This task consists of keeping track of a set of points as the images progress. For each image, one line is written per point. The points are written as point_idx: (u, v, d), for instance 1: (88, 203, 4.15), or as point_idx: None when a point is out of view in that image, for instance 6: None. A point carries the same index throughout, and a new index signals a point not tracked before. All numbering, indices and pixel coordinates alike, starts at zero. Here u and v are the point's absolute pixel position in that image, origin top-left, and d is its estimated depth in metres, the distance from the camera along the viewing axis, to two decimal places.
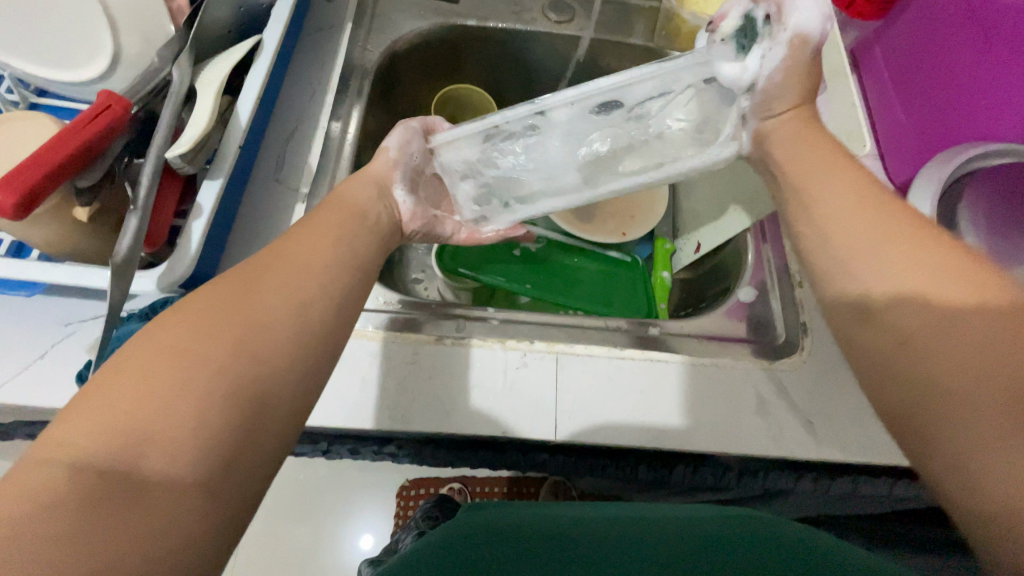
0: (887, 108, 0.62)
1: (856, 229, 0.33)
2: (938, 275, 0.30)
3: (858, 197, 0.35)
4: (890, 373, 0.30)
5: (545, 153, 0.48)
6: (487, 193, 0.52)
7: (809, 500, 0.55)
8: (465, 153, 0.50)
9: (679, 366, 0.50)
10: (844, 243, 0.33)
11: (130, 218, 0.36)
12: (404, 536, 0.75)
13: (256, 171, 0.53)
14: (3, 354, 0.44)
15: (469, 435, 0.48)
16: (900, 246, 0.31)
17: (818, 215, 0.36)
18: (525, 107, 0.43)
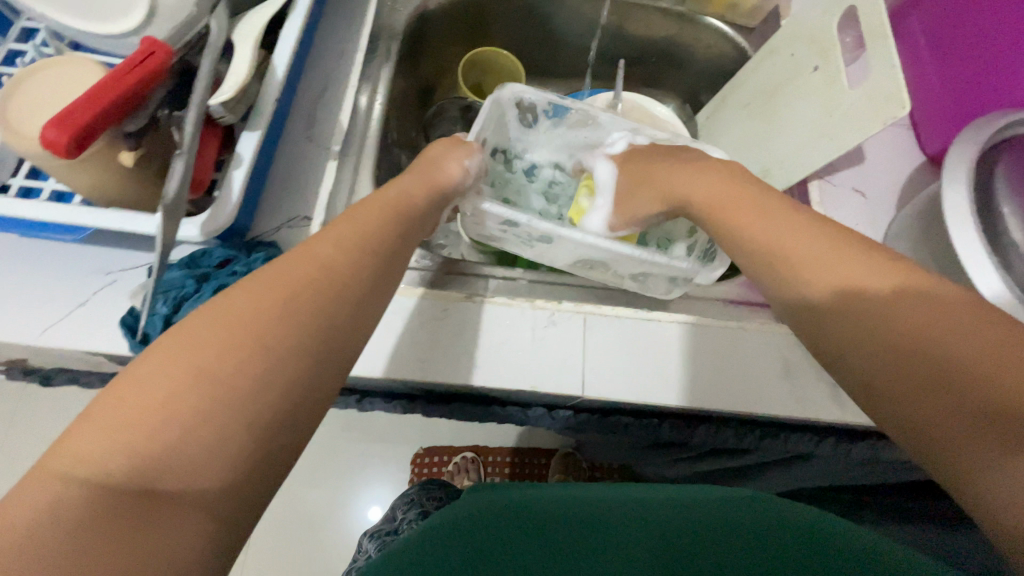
0: (920, 73, 0.60)
1: (822, 255, 0.34)
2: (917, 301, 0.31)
3: (801, 229, 0.36)
4: (883, 397, 0.30)
5: (552, 252, 0.52)
6: (494, 238, 0.54)
7: (827, 465, 0.56)
8: (487, 221, 0.51)
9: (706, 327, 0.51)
10: (815, 271, 0.34)
11: (176, 161, 0.37)
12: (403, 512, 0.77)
13: (288, 128, 0.53)
14: (50, 300, 0.45)
15: (498, 389, 0.49)
16: (857, 267, 0.33)
17: (774, 250, 0.36)
18: (551, 226, 0.48)
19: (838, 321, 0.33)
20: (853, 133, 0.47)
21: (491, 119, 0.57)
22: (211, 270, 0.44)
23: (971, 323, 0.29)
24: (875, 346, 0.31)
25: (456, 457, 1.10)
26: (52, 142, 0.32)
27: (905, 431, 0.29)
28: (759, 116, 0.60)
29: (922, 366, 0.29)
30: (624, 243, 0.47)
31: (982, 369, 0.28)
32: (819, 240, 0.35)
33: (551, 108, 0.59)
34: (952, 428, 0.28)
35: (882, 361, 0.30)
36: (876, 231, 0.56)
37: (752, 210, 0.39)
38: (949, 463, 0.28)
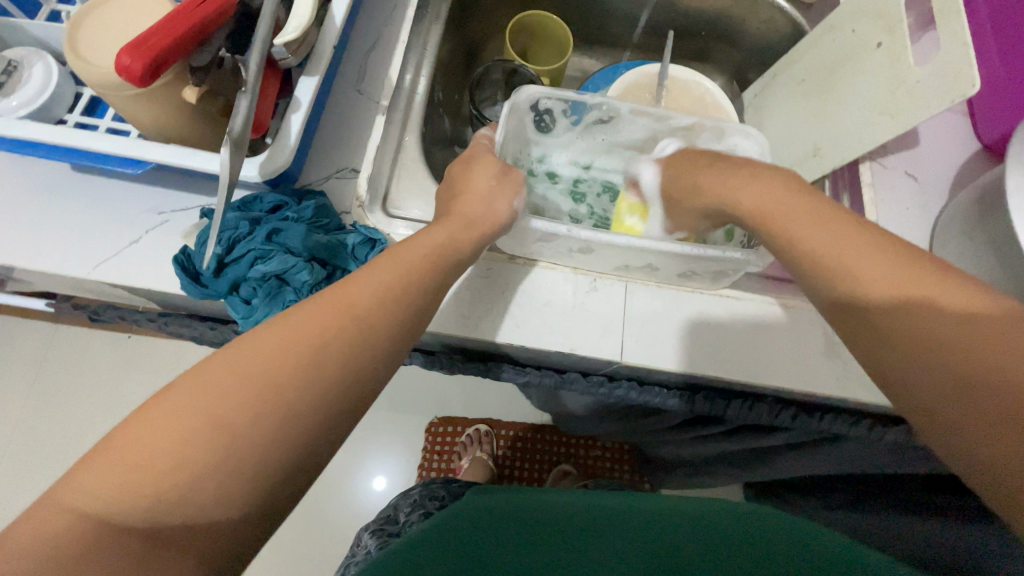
0: (981, 53, 0.58)
1: (887, 273, 0.32)
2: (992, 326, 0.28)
3: (862, 237, 0.34)
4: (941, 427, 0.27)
5: (596, 257, 0.49)
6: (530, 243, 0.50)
7: (860, 449, 0.55)
8: (528, 230, 0.48)
9: (750, 303, 0.51)
10: (877, 291, 0.31)
11: (242, 98, 0.37)
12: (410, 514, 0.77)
13: (339, 81, 0.53)
14: (104, 235, 0.46)
15: (536, 349, 0.49)
16: (928, 286, 0.30)
17: (836, 256, 0.34)
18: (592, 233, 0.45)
19: (875, 334, 0.31)
20: (916, 111, 0.46)
21: (511, 123, 0.56)
22: (263, 214, 0.44)
23: (1013, 336, 0.27)
24: (912, 358, 0.29)
25: (469, 429, 1.14)
26: (126, 68, 0.32)
27: (957, 453, 0.27)
28: (813, 95, 0.59)
29: (967, 381, 0.27)
30: (672, 244, 0.44)
31: None
32: (853, 245, 0.33)
33: (568, 108, 0.59)
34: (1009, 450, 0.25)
35: (921, 376, 0.28)
36: (926, 216, 0.55)
37: (790, 212, 0.37)
38: (999, 487, 0.25)
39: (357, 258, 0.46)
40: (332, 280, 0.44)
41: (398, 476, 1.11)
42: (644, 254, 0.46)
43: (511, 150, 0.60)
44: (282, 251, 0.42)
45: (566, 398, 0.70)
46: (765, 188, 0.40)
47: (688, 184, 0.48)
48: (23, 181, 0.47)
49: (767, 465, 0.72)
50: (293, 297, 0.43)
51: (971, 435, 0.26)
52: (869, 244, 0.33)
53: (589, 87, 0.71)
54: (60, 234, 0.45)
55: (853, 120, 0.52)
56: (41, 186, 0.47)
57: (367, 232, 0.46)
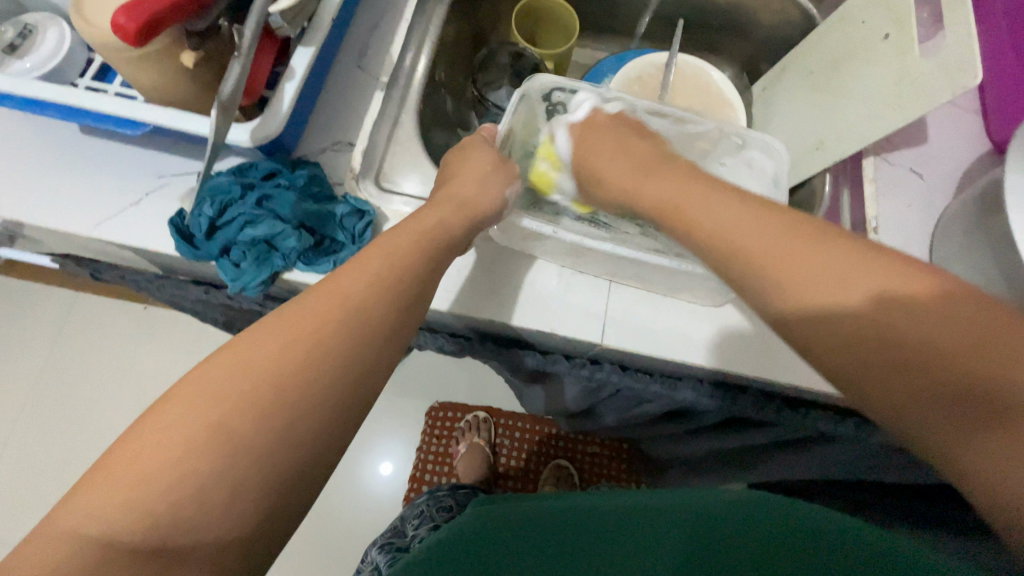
0: (997, 49, 0.56)
1: (809, 247, 0.33)
2: (880, 273, 0.30)
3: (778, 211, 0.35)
4: (874, 390, 0.29)
5: (585, 263, 0.50)
6: (516, 235, 0.50)
7: (850, 449, 0.54)
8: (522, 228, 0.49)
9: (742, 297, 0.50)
10: (810, 263, 0.32)
11: (233, 63, 0.38)
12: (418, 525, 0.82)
13: (341, 57, 0.54)
14: (107, 195, 0.47)
15: (518, 328, 0.50)
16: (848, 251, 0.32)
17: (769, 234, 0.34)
18: (578, 237, 0.47)
19: (806, 327, 0.32)
20: (918, 106, 0.45)
21: (521, 105, 0.55)
22: (257, 181, 0.45)
23: (902, 279, 0.30)
24: (844, 343, 0.30)
25: (468, 416, 1.15)
26: (122, 28, 0.34)
27: (887, 418, 0.29)
28: (819, 88, 0.57)
29: (897, 356, 0.28)
30: (619, 248, 0.47)
31: (953, 334, 0.28)
32: (784, 243, 0.33)
33: (584, 100, 0.57)
34: (917, 389, 0.28)
35: (852, 353, 0.30)
36: (928, 215, 0.53)
37: (720, 207, 0.37)
38: (931, 445, 0.28)
39: (345, 227, 0.46)
40: (319, 248, 0.46)
41: (397, 457, 1.13)
42: (628, 267, 0.48)
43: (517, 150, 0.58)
44: (271, 217, 0.43)
45: (555, 389, 0.70)
46: None
47: (604, 178, 0.48)
48: (35, 140, 0.49)
49: (759, 465, 0.71)
50: (281, 262, 0.44)
51: (906, 403, 0.28)
52: (796, 236, 0.33)
53: (595, 76, 0.71)
54: (66, 193, 0.47)
55: (856, 114, 0.51)
56: (52, 146, 0.49)
57: (357, 203, 0.47)
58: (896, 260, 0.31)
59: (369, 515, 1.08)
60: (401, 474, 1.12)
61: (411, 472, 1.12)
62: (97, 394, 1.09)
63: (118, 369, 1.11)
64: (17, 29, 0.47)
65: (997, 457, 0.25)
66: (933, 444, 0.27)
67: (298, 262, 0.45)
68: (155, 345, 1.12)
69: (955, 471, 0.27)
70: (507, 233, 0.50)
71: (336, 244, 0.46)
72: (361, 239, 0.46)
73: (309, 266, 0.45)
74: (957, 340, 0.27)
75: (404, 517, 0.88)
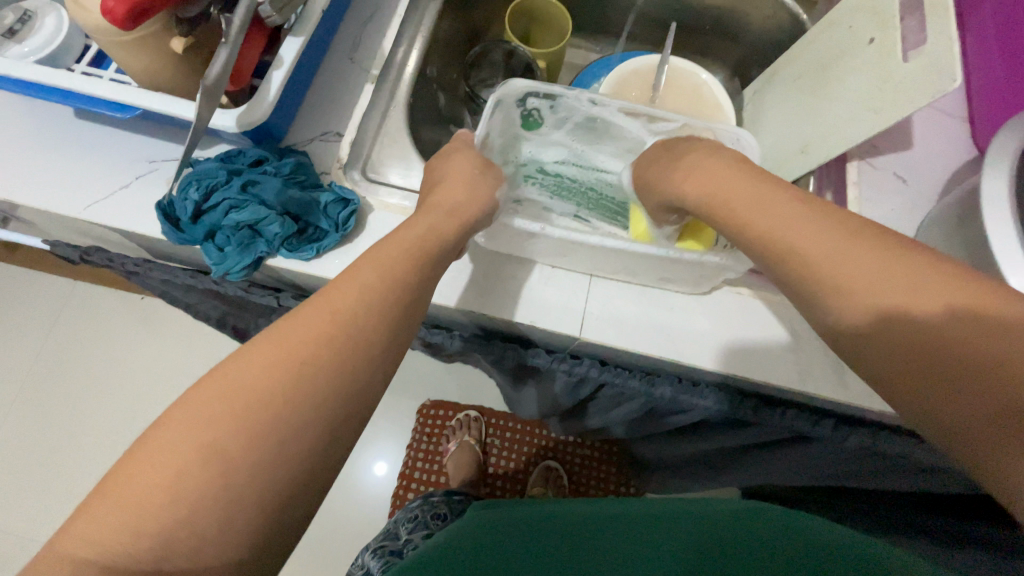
0: (985, 55, 0.56)
1: (841, 257, 0.34)
2: (912, 287, 0.31)
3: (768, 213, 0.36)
4: (921, 407, 0.30)
5: (575, 255, 0.48)
6: (507, 238, 0.49)
7: (829, 451, 0.54)
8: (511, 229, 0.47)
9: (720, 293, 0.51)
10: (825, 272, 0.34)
11: (221, 49, 0.39)
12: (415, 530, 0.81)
13: (333, 49, 0.55)
14: (99, 178, 0.48)
15: (500, 319, 0.50)
16: (882, 258, 0.33)
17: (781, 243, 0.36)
18: (566, 233, 0.45)
19: (865, 334, 0.32)
20: (898, 109, 0.45)
21: (498, 115, 0.55)
22: (244, 167, 0.46)
23: (946, 291, 0.30)
24: (902, 354, 0.31)
25: (460, 414, 1.15)
26: (111, 11, 0.35)
27: (934, 432, 0.30)
28: (806, 91, 0.58)
29: (958, 372, 0.29)
30: (608, 239, 0.45)
31: (998, 354, 0.28)
32: (852, 249, 0.33)
33: (558, 105, 0.57)
34: (967, 408, 0.28)
35: (906, 367, 0.30)
36: (912, 219, 0.54)
37: (776, 211, 0.37)
38: (978, 461, 0.28)
39: (330, 216, 0.47)
40: (303, 234, 0.46)
41: (388, 454, 1.13)
42: (617, 255, 0.47)
43: (493, 154, 0.58)
44: (257, 203, 0.44)
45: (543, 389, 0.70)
46: (726, 171, 0.40)
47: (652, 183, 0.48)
48: (31, 124, 0.50)
49: (745, 466, 0.71)
50: (265, 247, 0.45)
51: (957, 418, 0.29)
52: (869, 245, 0.33)
53: (587, 75, 0.71)
54: (57, 175, 0.48)
55: (839, 117, 0.51)
56: (46, 130, 0.50)
57: (342, 192, 0.48)
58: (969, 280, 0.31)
59: (358, 510, 1.08)
60: (391, 471, 1.12)
61: (401, 469, 1.12)
62: (91, 383, 1.10)
63: (112, 358, 1.11)
64: (16, 15, 0.48)
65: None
66: (979, 463, 0.28)
67: (282, 248, 0.46)
68: (150, 335, 1.13)
69: (997, 486, 0.28)
70: (498, 239, 0.50)
71: (320, 231, 0.47)
72: (345, 227, 0.47)
73: (293, 252, 0.46)
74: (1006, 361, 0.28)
75: (398, 521, 0.87)
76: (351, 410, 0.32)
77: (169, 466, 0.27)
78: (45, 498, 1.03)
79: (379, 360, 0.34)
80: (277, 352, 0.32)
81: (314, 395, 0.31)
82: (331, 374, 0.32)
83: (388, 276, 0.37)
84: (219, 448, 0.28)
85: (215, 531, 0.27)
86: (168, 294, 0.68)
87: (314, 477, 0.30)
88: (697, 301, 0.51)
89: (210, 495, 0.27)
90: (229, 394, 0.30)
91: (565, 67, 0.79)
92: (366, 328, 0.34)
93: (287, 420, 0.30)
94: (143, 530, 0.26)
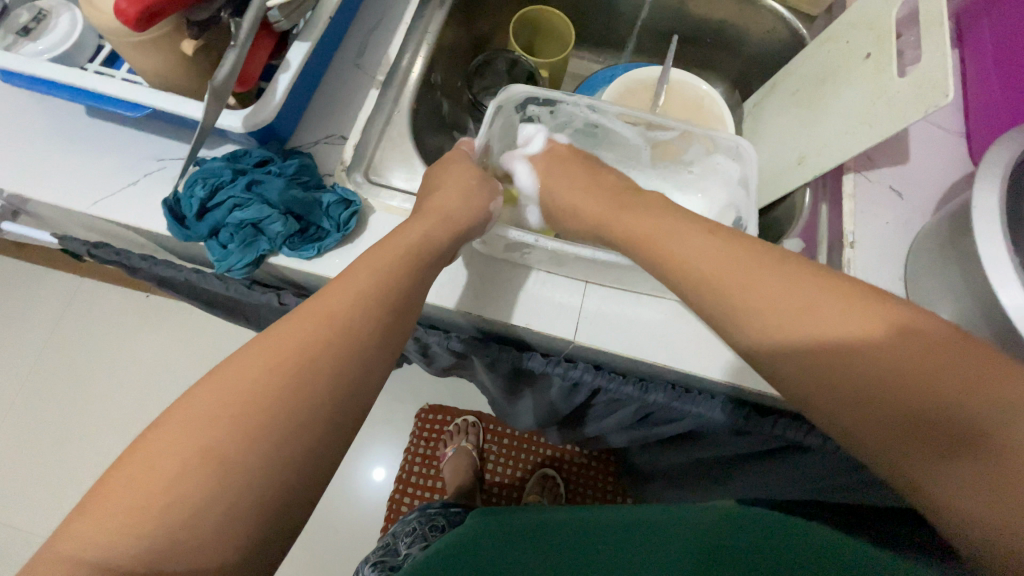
0: (981, 71, 0.57)
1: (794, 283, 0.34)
2: (846, 311, 0.32)
3: None
4: (857, 431, 0.32)
5: (566, 266, 0.50)
6: (500, 246, 0.50)
7: (821, 462, 0.54)
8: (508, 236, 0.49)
9: None
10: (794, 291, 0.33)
11: (230, 52, 0.40)
12: (410, 543, 0.82)
13: (339, 55, 0.56)
14: (109, 174, 0.49)
15: (496, 321, 0.51)
16: (817, 286, 0.34)
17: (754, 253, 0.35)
18: (555, 243, 0.47)
19: (788, 362, 0.33)
20: (890, 124, 0.46)
21: (498, 120, 0.56)
22: (249, 167, 0.47)
23: (873, 312, 0.32)
24: (826, 380, 0.32)
25: (458, 419, 1.15)
26: (123, 12, 0.36)
27: (869, 453, 0.32)
28: (804, 104, 0.59)
29: (881, 394, 0.30)
30: (598, 252, 0.47)
31: (924, 374, 0.30)
32: (765, 279, 0.35)
33: (555, 111, 0.59)
34: (888, 428, 0.30)
35: (841, 399, 0.32)
36: (905, 233, 0.54)
37: None
38: (903, 474, 0.31)
39: (331, 216, 0.48)
40: (305, 234, 0.47)
41: (385, 457, 1.13)
42: (607, 268, 0.48)
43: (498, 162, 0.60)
44: (260, 202, 0.45)
45: (540, 399, 0.71)
46: None
47: (581, 207, 0.48)
48: (45, 121, 0.52)
49: (738, 477, 0.71)
50: (267, 246, 0.46)
51: (884, 435, 0.31)
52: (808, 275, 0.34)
53: (589, 85, 0.72)
54: (67, 170, 0.50)
55: (834, 131, 0.52)
56: (57, 127, 0.51)
57: (344, 193, 0.49)
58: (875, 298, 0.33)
59: (353, 512, 1.09)
60: (387, 475, 1.12)
61: (397, 473, 1.12)
62: (93, 380, 1.11)
63: (115, 356, 1.12)
64: (31, 14, 0.49)
65: (964, 485, 0.28)
66: (910, 479, 0.30)
67: (284, 246, 0.47)
68: (153, 333, 1.14)
69: (928, 504, 0.30)
70: (490, 245, 0.51)
71: (322, 231, 0.48)
72: (346, 228, 0.48)
73: (295, 250, 0.47)
74: (929, 379, 0.30)
75: (397, 534, 0.88)
76: (346, 405, 0.33)
77: (169, 456, 0.28)
78: (44, 494, 1.03)
79: (373, 357, 0.35)
80: (277, 347, 0.32)
81: (308, 390, 0.32)
82: (326, 369, 0.32)
83: (386, 275, 0.37)
84: (211, 440, 0.29)
85: (208, 520, 0.27)
86: (190, 298, 0.70)
87: (308, 469, 0.31)
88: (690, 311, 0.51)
89: (202, 486, 0.28)
90: (226, 387, 0.31)
91: (568, 77, 0.81)
92: (363, 325, 0.35)
93: (284, 413, 0.30)
94: (143, 517, 0.27)
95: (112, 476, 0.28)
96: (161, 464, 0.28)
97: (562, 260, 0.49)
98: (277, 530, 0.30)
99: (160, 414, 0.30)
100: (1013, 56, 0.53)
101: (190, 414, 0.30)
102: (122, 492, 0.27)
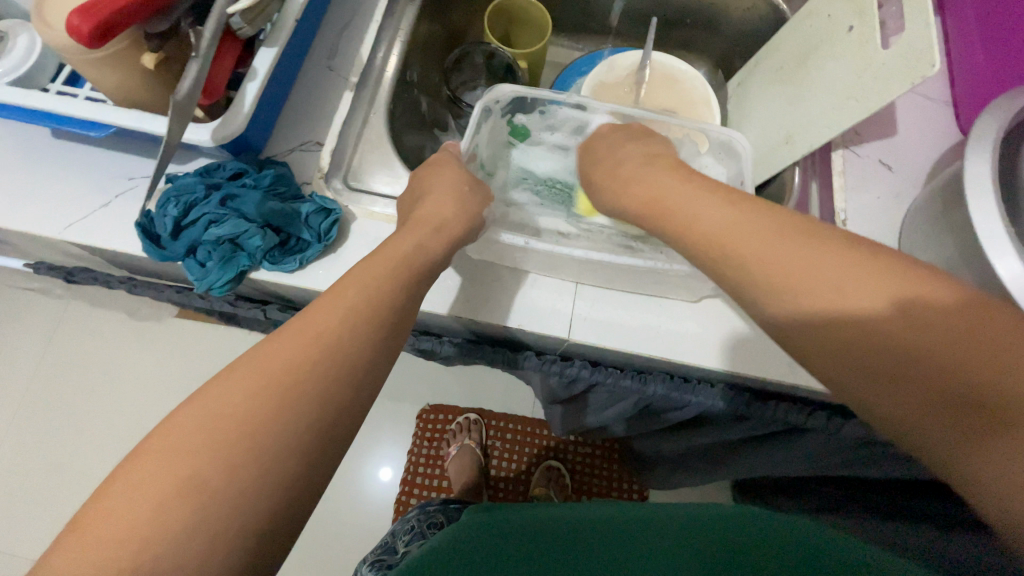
0: (965, 35, 0.56)
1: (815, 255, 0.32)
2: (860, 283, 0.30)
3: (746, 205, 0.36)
4: (873, 403, 0.30)
5: (563, 267, 0.49)
6: (498, 251, 0.50)
7: (828, 439, 0.53)
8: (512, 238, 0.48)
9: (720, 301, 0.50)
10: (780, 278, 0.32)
11: (192, 63, 0.39)
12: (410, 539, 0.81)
13: (310, 58, 0.54)
14: (80, 197, 0.48)
15: (489, 323, 0.50)
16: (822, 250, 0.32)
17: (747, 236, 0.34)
18: (546, 246, 0.47)
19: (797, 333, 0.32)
20: (873, 98, 0.45)
21: (487, 119, 0.55)
22: (223, 180, 0.46)
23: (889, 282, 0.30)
24: (842, 351, 0.30)
25: (460, 416, 1.14)
26: (77, 29, 0.34)
27: (883, 419, 0.30)
28: (789, 78, 0.57)
29: (907, 365, 0.28)
30: (590, 252, 0.47)
31: (948, 348, 0.28)
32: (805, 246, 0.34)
33: (546, 110, 0.57)
34: (903, 398, 0.29)
35: (855, 367, 0.30)
36: (897, 205, 0.53)
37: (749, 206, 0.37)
38: (931, 444, 0.28)
39: (311, 226, 0.47)
40: (285, 246, 0.46)
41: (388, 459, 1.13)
42: (607, 267, 0.48)
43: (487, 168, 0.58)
44: (236, 216, 0.44)
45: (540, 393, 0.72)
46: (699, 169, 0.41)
47: None
48: (10, 144, 0.50)
49: (741, 458, 0.71)
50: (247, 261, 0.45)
51: (921, 411, 0.28)
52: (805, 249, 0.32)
53: (568, 74, 0.71)
54: (34, 195, 0.48)
55: (819, 106, 0.51)
56: (22, 149, 0.50)
57: (323, 202, 0.48)
58: (880, 268, 0.30)
59: (359, 516, 1.08)
60: (392, 476, 1.12)
61: (402, 473, 1.12)
62: (88, 401, 1.09)
63: (109, 374, 1.11)
64: None
65: (1009, 466, 0.26)
66: (938, 449, 0.28)
67: (264, 260, 0.45)
68: (144, 350, 1.13)
69: (959, 477, 0.28)
70: (489, 247, 0.50)
71: (303, 242, 0.47)
72: (327, 237, 0.47)
73: (275, 265, 0.46)
74: (952, 351, 0.28)
75: (397, 533, 0.87)
76: (337, 422, 0.32)
77: (150, 490, 0.27)
78: (46, 519, 1.03)
79: (364, 371, 0.34)
80: (262, 368, 0.31)
81: (290, 412, 0.30)
82: (307, 390, 0.31)
83: (372, 285, 0.36)
84: (184, 473, 0.28)
85: (184, 559, 0.26)
86: None
87: (300, 494, 0.30)
88: (685, 305, 0.50)
89: (175, 522, 0.26)
90: (202, 415, 0.30)
91: (548, 65, 0.79)
92: (346, 341, 0.34)
93: (270, 435, 0.29)
94: (126, 555, 0.26)
95: (92, 516, 0.27)
96: (142, 498, 0.27)
97: (561, 262, 0.49)
98: (268, 557, 0.29)
99: (141, 446, 0.29)
100: (996, 18, 0.52)
101: (164, 447, 0.29)
102: (100, 531, 0.26)
